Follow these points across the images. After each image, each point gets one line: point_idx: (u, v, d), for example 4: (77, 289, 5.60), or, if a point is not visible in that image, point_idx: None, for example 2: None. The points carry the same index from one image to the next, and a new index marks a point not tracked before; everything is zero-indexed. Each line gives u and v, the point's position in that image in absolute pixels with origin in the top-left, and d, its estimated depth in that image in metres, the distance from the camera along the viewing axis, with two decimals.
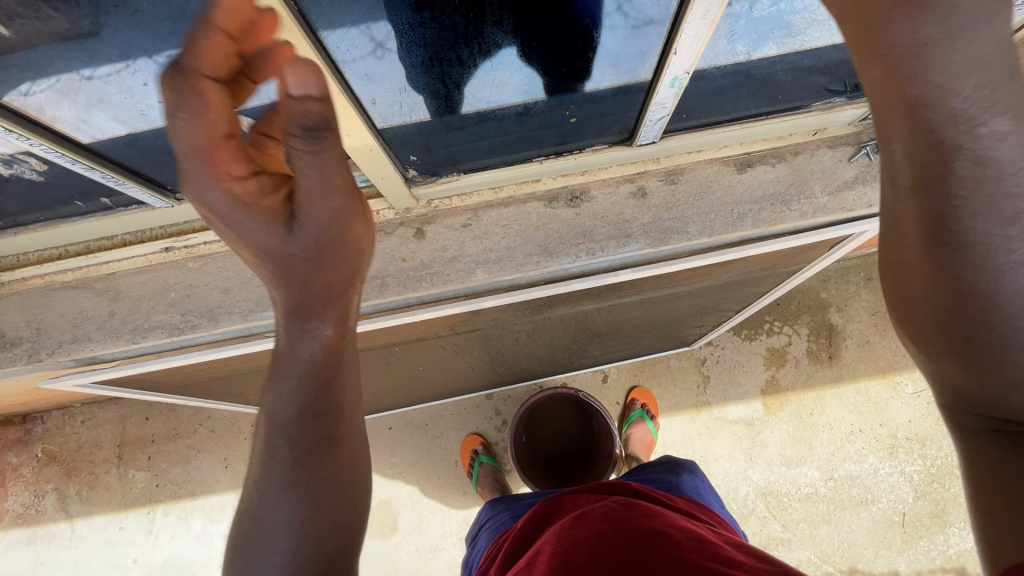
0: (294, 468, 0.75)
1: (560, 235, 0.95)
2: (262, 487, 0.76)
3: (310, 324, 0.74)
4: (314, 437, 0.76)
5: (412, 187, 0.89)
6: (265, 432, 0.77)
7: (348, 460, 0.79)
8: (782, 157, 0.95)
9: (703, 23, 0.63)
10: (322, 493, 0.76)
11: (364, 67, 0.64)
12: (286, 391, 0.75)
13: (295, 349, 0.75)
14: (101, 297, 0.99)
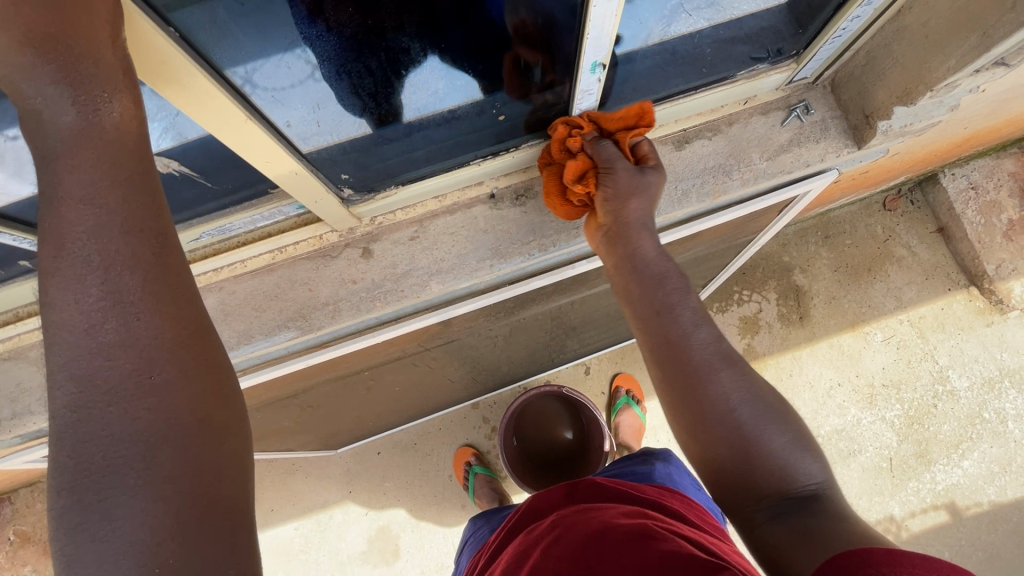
0: (131, 373, 0.43)
1: (511, 236, 0.93)
2: (70, 439, 0.42)
3: (93, 110, 0.44)
4: (127, 325, 0.43)
5: (349, 207, 0.85)
6: (59, 327, 0.43)
7: (204, 352, 0.47)
8: (718, 130, 0.95)
9: (611, 5, 0.61)
10: (160, 442, 0.43)
11: (276, 89, 0.60)
12: (83, 229, 0.43)
13: (64, 150, 0.44)
14: (39, 367, 0.93)
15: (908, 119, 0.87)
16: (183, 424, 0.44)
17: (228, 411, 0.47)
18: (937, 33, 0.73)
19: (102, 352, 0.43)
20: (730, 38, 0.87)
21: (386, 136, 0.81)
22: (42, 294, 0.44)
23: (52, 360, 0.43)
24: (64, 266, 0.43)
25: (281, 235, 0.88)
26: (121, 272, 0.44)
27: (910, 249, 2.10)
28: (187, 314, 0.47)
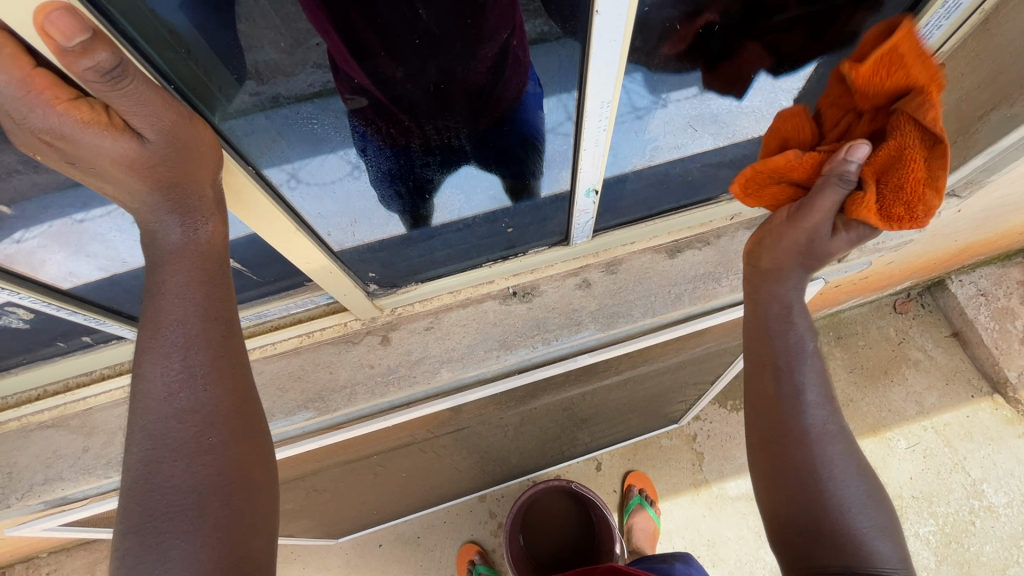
0: (194, 434, 0.51)
1: (517, 329, 1.01)
2: (140, 489, 0.49)
3: (185, 223, 0.54)
4: (196, 395, 0.52)
5: (373, 300, 0.96)
6: (143, 395, 0.52)
7: (251, 423, 0.55)
8: (707, 242, 1.06)
9: (598, 148, 0.75)
10: (212, 495, 0.50)
11: (322, 194, 0.73)
12: (174, 314, 0.53)
13: (170, 253, 0.55)
14: (75, 435, 1.00)
15: (879, 238, 0.97)
16: (230, 483, 0.51)
17: (264, 471, 0.55)
18: None
19: (176, 416, 0.51)
20: (718, 163, 0.97)
21: (409, 238, 0.92)
22: (136, 364, 0.53)
23: (136, 420, 0.52)
24: (157, 344, 0.53)
25: (311, 321, 0.99)
26: (198, 350, 0.53)
27: (925, 352, 2.10)
28: (241, 388, 0.55)
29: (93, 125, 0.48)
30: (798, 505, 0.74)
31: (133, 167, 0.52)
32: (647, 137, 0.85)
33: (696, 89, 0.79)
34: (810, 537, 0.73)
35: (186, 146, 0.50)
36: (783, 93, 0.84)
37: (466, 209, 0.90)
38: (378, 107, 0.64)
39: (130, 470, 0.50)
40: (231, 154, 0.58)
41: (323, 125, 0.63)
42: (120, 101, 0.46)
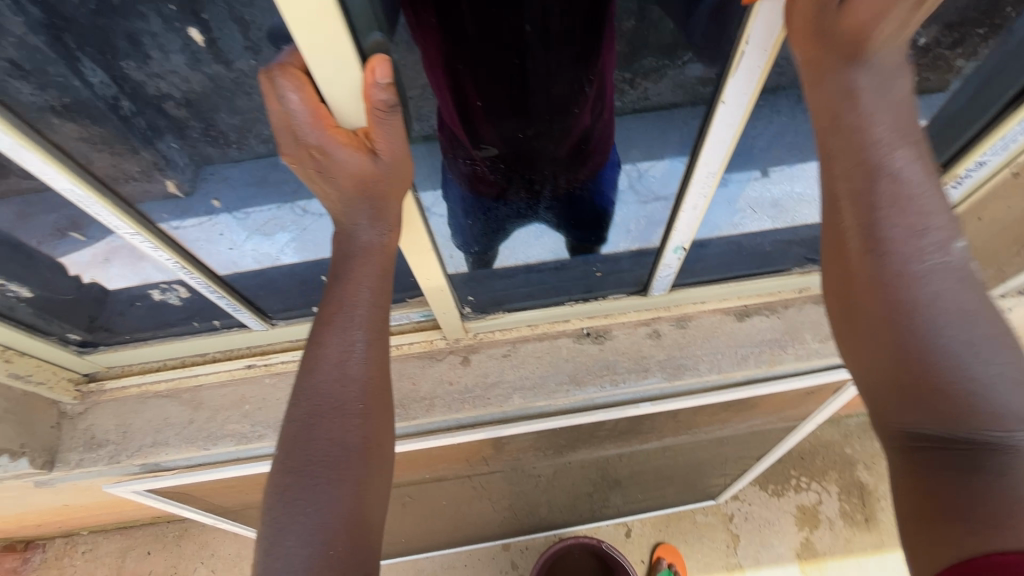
0: (350, 402, 0.62)
1: (588, 367, 1.09)
2: (305, 437, 0.61)
3: (371, 219, 0.60)
4: (357, 369, 0.62)
5: (464, 321, 1.07)
6: (319, 360, 0.62)
7: (388, 400, 0.66)
8: (775, 310, 1.12)
9: (696, 209, 0.84)
10: (354, 456, 0.61)
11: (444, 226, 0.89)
12: (352, 298, 0.62)
13: (357, 251, 0.62)
14: (185, 407, 1.13)
15: None
16: (368, 448, 0.62)
17: (389, 442, 0.65)
18: None
19: (341, 384, 0.62)
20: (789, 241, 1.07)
21: (498, 270, 1.08)
22: (316, 332, 0.63)
23: (307, 378, 0.62)
24: (335, 320, 0.62)
25: (401, 334, 1.10)
26: (364, 331, 0.63)
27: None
28: (386, 369, 0.65)
29: (344, 146, 0.54)
30: (892, 387, 0.58)
31: (359, 180, 0.56)
32: (735, 208, 1.00)
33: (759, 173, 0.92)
34: (913, 415, 0.57)
35: (404, 168, 0.58)
36: None
37: (535, 249, 1.09)
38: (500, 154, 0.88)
39: (297, 420, 0.61)
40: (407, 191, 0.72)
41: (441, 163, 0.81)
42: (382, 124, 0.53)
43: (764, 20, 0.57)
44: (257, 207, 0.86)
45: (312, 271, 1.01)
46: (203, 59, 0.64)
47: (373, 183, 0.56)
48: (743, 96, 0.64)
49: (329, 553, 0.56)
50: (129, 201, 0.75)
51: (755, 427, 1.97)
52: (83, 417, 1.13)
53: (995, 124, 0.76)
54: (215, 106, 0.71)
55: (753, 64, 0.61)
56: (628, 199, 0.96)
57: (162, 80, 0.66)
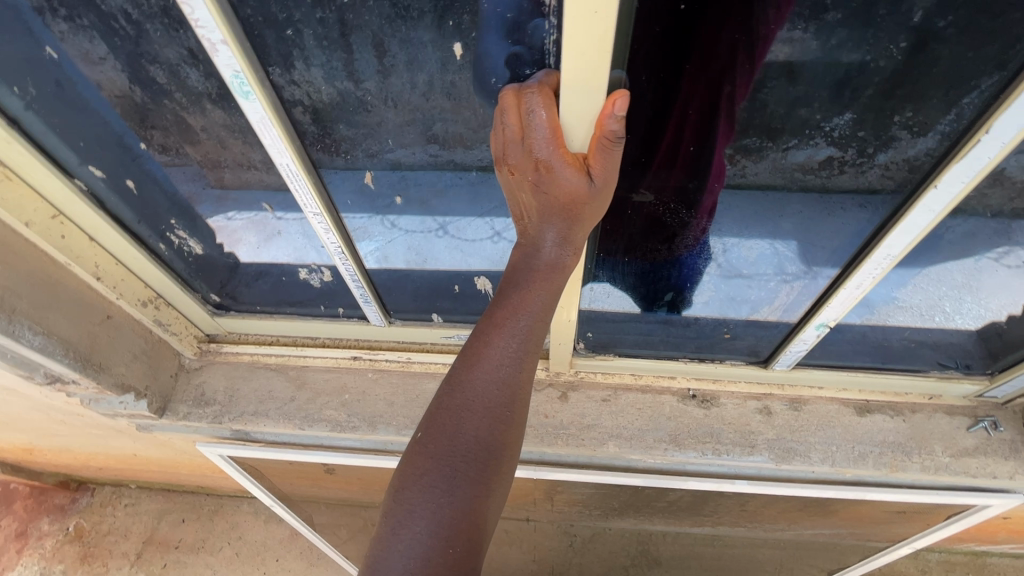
0: (498, 405, 0.63)
1: (690, 430, 1.05)
2: (451, 428, 0.62)
3: (562, 236, 0.62)
4: (514, 376, 0.63)
5: (574, 356, 1.07)
6: (480, 358, 0.64)
7: (527, 413, 0.67)
8: (900, 412, 1.05)
9: (856, 290, 0.83)
10: (491, 459, 0.62)
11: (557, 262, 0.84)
12: (526, 307, 0.64)
13: (538, 266, 0.64)
14: (289, 384, 1.18)
15: None
16: (503, 456, 0.63)
17: (518, 454, 0.66)
18: None
19: (496, 386, 0.63)
20: (922, 343, 1.01)
21: (608, 313, 1.05)
22: (484, 331, 0.64)
23: (464, 371, 0.64)
24: (507, 325, 0.64)
25: None
26: (528, 341, 0.64)
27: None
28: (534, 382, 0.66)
29: (567, 165, 0.57)
30: None
31: (570, 200, 0.59)
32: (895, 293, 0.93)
33: None
34: None
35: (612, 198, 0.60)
36: (947, 299, 0.93)
37: (615, 303, 1.02)
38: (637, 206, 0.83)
39: (445, 410, 0.63)
40: None
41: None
42: (611, 155, 0.56)
43: (1014, 115, 0.57)
44: (352, 215, 0.90)
45: (445, 281, 1.05)
46: (338, 74, 0.70)
47: (579, 207, 0.59)
48: (960, 183, 0.64)
49: (451, 547, 0.59)
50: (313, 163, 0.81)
51: (826, 534, 1.82)
52: (197, 373, 1.20)
53: None
54: (336, 118, 0.76)
55: (982, 155, 0.61)
56: (712, 277, 0.95)
57: (299, 87, 0.71)
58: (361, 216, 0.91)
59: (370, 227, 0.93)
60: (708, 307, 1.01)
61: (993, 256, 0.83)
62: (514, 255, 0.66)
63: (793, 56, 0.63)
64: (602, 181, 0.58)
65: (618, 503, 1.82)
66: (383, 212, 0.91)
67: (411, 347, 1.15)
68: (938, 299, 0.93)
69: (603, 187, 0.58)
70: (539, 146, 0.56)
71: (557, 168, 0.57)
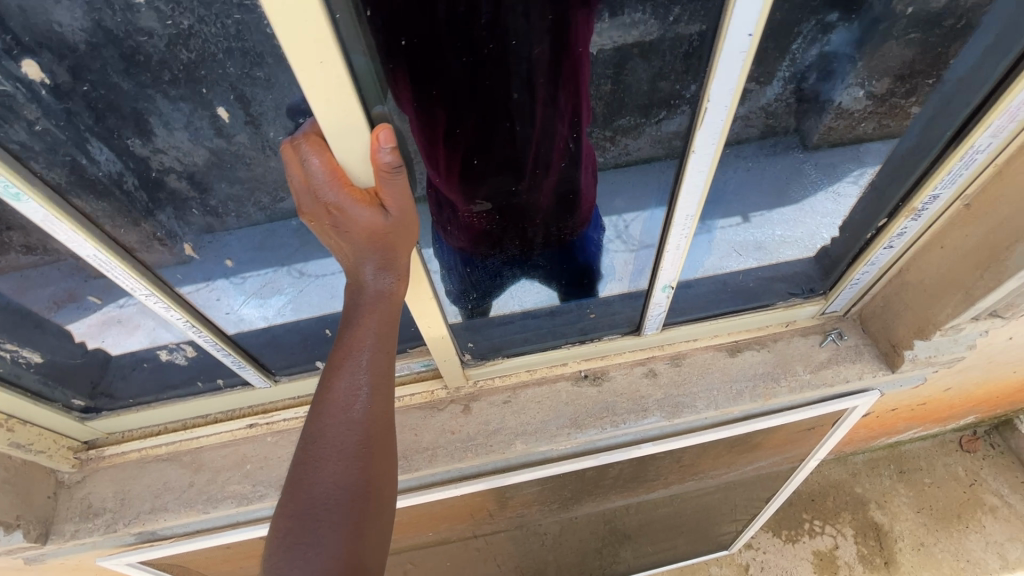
0: (352, 441, 0.63)
1: (588, 410, 1.11)
2: (309, 479, 0.62)
3: (381, 267, 0.64)
4: (364, 410, 0.64)
5: (464, 368, 1.09)
6: (327, 402, 0.65)
7: (391, 445, 0.67)
8: (764, 344, 1.15)
9: (678, 250, 0.91)
10: (356, 497, 0.62)
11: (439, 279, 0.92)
12: (362, 341, 0.66)
13: (367, 300, 0.65)
14: (185, 470, 1.12)
15: (931, 351, 1.04)
16: (370, 489, 0.63)
17: (390, 485, 0.65)
18: (932, 288, 0.97)
19: (347, 425, 0.64)
20: (771, 278, 1.13)
21: (495, 318, 1.12)
22: (326, 376, 0.66)
23: (314, 420, 0.65)
24: (346, 364, 0.65)
25: (402, 385, 1.12)
26: (371, 374, 0.65)
27: (1002, 499, 2.28)
28: (390, 411, 0.67)
29: (356, 200, 0.59)
30: None
31: (375, 234, 0.61)
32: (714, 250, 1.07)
33: (741, 219, 1.02)
34: None
35: (413, 219, 0.63)
36: (823, 227, 1.05)
37: (530, 299, 1.12)
38: (493, 208, 0.95)
39: (302, 462, 0.63)
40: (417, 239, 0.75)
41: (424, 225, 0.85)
42: (389, 180, 0.58)
43: (720, 83, 0.63)
44: (256, 272, 0.91)
45: (317, 325, 1.05)
46: (204, 132, 0.70)
47: (384, 235, 0.61)
48: (711, 145, 0.72)
49: None
50: (127, 247, 0.77)
51: (763, 468, 1.96)
52: (80, 486, 1.11)
53: (939, 162, 0.82)
54: (216, 177, 0.76)
55: (716, 119, 0.68)
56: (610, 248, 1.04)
57: (165, 154, 0.72)
58: (266, 270, 0.91)
59: (279, 280, 0.94)
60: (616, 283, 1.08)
61: (852, 179, 0.96)
62: (347, 295, 0.67)
63: (628, 37, 0.69)
64: (394, 204, 0.60)
65: (571, 492, 1.88)
66: (288, 262, 0.92)
67: (306, 400, 1.13)
68: (814, 229, 1.06)
69: (396, 210, 0.60)
70: (324, 191, 0.58)
71: (347, 208, 0.59)
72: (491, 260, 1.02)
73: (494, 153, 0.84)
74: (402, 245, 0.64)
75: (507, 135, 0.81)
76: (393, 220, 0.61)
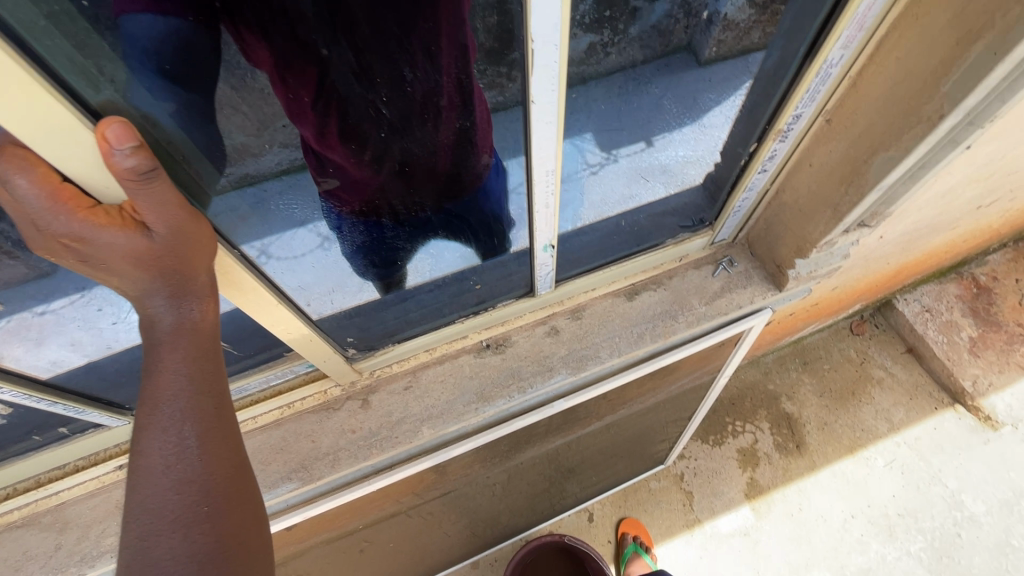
0: (189, 503, 0.58)
1: (492, 381, 1.06)
2: (146, 556, 0.57)
3: (173, 301, 0.56)
4: (193, 466, 0.59)
5: (352, 363, 1.00)
6: (147, 468, 0.58)
7: (243, 488, 0.63)
8: (661, 283, 1.14)
9: (549, 208, 0.84)
10: (207, 561, 0.58)
11: (315, 257, 0.88)
12: (173, 387, 0.59)
13: (165, 340, 0.59)
14: (49, 532, 0.98)
15: (811, 266, 1.07)
16: (225, 547, 0.59)
17: (251, 531, 0.62)
18: (804, 207, 0.97)
19: (176, 489, 0.58)
20: (663, 212, 1.10)
21: (402, 293, 1.06)
22: (137, 441, 0.59)
23: (134, 491, 0.58)
24: (156, 422, 0.58)
25: (290, 391, 1.01)
26: (192, 424, 0.59)
27: (886, 371, 2.57)
28: (233, 455, 0.62)
29: (103, 226, 0.49)
30: None
31: (144, 260, 0.53)
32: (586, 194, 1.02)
33: (643, 143, 0.99)
34: None
35: (190, 239, 0.53)
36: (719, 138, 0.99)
37: (442, 266, 1.08)
38: (387, 168, 0.89)
39: (133, 541, 0.57)
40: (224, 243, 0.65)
41: (287, 203, 0.78)
42: (142, 195, 0.48)
43: (540, 20, 0.54)
44: None
45: None
46: None
47: (155, 256, 0.52)
48: (551, 92, 0.63)
49: None
50: None
51: (685, 388, 2.06)
52: None
53: (798, 79, 0.78)
54: None
55: (548, 61, 0.59)
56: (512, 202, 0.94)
57: None
58: None
59: None
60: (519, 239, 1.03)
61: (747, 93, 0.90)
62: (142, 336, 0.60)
63: None
64: (155, 217, 0.50)
65: (509, 446, 1.89)
66: None
67: None
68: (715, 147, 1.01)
69: (160, 222, 0.51)
70: (52, 220, 0.48)
71: (93, 232, 0.49)
72: (390, 221, 0.99)
73: (358, 114, 0.77)
74: (186, 270, 0.55)
75: (354, 89, 0.72)
76: (159, 232, 0.51)
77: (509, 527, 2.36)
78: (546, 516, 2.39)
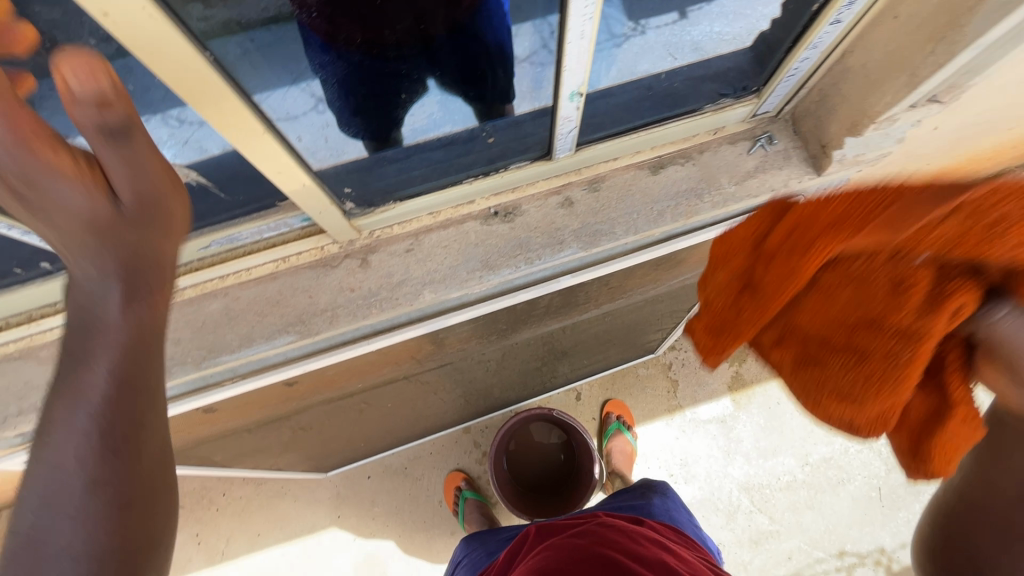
0: (91, 397, 0.65)
1: (498, 249, 1.00)
2: (55, 434, 0.65)
3: (94, 189, 0.66)
4: (103, 359, 0.66)
5: (350, 219, 0.93)
6: (66, 349, 0.68)
7: (139, 381, 0.67)
8: (690, 157, 1.04)
9: (585, 41, 0.71)
10: (102, 446, 0.64)
11: (309, 121, 0.79)
12: (85, 279, 0.68)
13: (75, 226, 0.67)
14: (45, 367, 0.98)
15: (860, 149, 0.96)
16: (125, 435, 0.66)
17: (155, 422, 0.69)
18: (874, 72, 0.83)
19: (85, 378, 0.66)
20: (701, 76, 0.99)
21: (398, 152, 0.96)
22: (64, 326, 0.68)
23: (55, 375, 0.67)
24: (75, 309, 0.68)
25: (286, 244, 0.96)
26: (102, 316, 0.67)
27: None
28: (135, 346, 0.68)
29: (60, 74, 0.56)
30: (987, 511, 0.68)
31: (85, 127, 0.61)
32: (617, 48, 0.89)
33: (676, 15, 0.91)
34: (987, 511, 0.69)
35: (103, 89, 0.58)
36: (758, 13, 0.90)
37: (439, 125, 0.96)
38: None
39: (49, 415, 0.66)
40: (191, 40, 0.52)
41: (283, 53, 0.69)
42: None
43: None
44: None
45: None
46: None
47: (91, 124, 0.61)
48: None
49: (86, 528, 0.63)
50: None
51: (688, 282, 2.03)
52: None
53: None
54: None
55: None
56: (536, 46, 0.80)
57: None
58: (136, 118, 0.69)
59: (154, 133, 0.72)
60: (524, 102, 0.93)
61: None
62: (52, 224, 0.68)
63: None
64: (70, 79, 0.57)
65: (506, 323, 1.91)
66: (158, 109, 0.68)
67: None
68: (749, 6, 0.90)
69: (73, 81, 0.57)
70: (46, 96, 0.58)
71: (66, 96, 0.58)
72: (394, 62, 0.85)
73: None
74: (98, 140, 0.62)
75: None
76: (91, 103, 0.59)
77: (501, 399, 2.49)
78: (536, 392, 2.52)
